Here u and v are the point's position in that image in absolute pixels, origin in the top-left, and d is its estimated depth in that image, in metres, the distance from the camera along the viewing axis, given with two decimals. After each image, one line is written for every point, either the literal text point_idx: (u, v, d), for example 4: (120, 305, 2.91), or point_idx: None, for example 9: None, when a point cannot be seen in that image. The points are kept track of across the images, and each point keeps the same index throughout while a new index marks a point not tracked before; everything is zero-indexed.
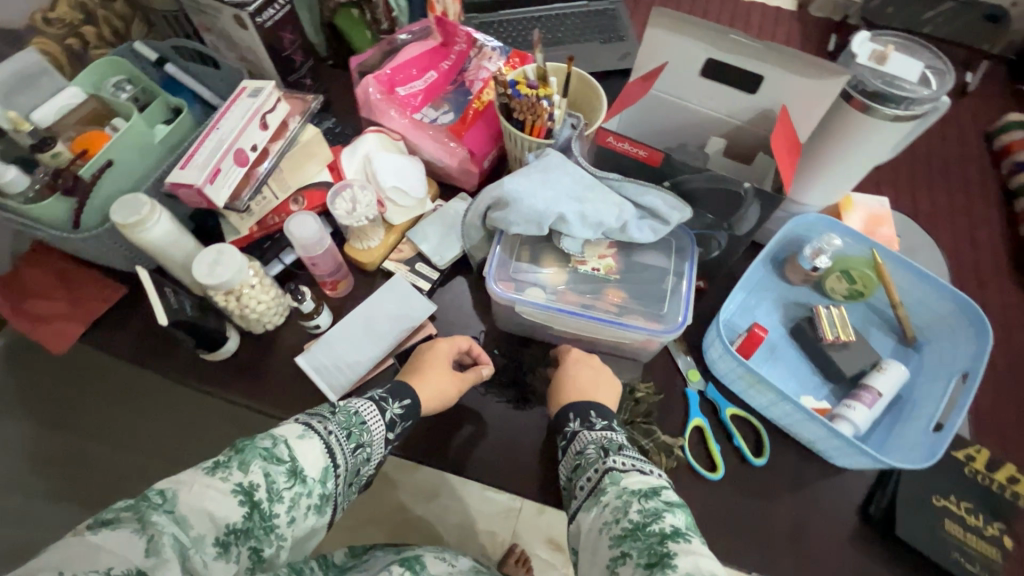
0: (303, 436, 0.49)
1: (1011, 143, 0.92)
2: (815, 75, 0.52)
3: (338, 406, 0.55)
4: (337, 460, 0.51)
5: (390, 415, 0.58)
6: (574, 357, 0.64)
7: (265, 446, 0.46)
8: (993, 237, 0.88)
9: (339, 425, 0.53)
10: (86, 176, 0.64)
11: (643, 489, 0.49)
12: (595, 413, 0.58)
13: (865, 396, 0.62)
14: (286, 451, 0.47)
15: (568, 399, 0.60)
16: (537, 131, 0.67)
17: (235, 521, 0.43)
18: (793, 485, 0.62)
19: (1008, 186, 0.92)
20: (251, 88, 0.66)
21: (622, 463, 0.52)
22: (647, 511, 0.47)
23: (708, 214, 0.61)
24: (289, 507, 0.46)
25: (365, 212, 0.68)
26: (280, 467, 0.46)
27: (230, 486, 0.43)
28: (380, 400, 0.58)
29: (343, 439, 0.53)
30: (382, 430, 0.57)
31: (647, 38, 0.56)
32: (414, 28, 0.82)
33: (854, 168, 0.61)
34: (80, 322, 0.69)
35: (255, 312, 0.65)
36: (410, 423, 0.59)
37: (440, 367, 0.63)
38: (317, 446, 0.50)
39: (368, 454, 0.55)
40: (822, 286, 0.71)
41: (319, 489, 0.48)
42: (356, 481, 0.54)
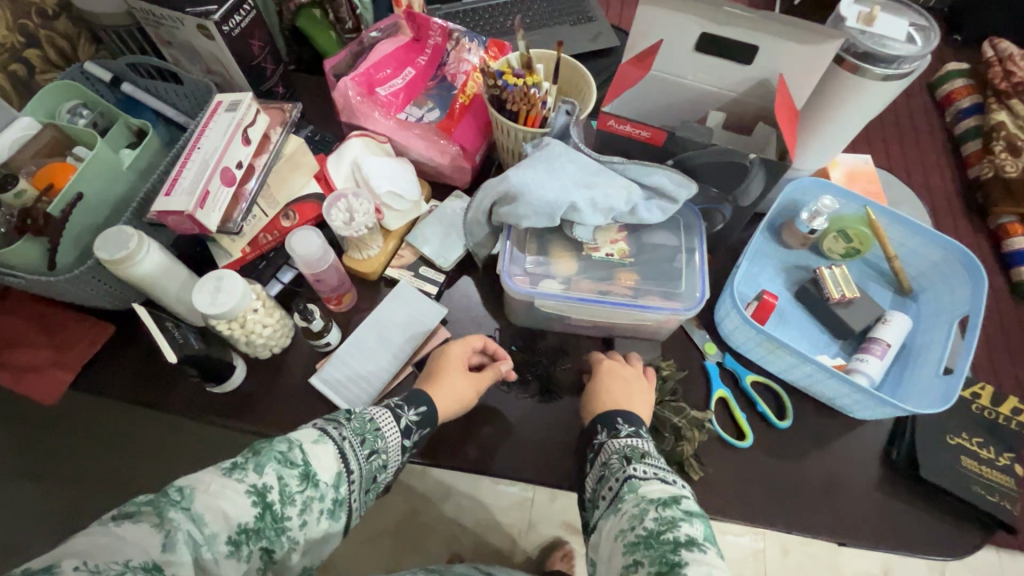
0: (319, 440, 0.46)
1: (953, 91, 1.01)
2: (811, 40, 0.53)
3: (354, 413, 0.52)
4: (351, 466, 0.47)
5: (405, 422, 0.55)
6: (608, 368, 0.62)
7: (280, 450, 0.44)
8: (943, 181, 0.97)
9: (353, 429, 0.50)
10: (54, 213, 0.60)
11: (663, 497, 0.48)
12: (620, 421, 0.57)
13: (875, 348, 0.65)
14: (300, 455, 0.44)
15: (598, 410, 0.59)
16: (532, 121, 0.66)
17: (247, 521, 0.40)
18: (819, 442, 0.64)
19: (953, 133, 1.00)
20: (227, 102, 0.62)
21: (643, 471, 0.51)
22: (663, 519, 0.45)
23: (713, 187, 0.62)
24: (301, 510, 0.43)
25: (364, 221, 0.65)
26: (293, 470, 0.43)
27: (244, 487, 0.41)
28: (394, 407, 0.55)
29: (357, 445, 0.49)
30: (398, 439, 0.53)
31: (639, 18, 0.56)
32: (384, 25, 0.78)
33: (847, 128, 0.61)
34: (68, 368, 0.64)
35: (262, 337, 0.62)
36: (427, 430, 0.56)
37: (455, 370, 0.61)
38: (332, 451, 0.46)
39: (384, 461, 0.52)
40: (820, 248, 0.74)
41: (331, 494, 0.45)
42: (372, 489, 0.51)
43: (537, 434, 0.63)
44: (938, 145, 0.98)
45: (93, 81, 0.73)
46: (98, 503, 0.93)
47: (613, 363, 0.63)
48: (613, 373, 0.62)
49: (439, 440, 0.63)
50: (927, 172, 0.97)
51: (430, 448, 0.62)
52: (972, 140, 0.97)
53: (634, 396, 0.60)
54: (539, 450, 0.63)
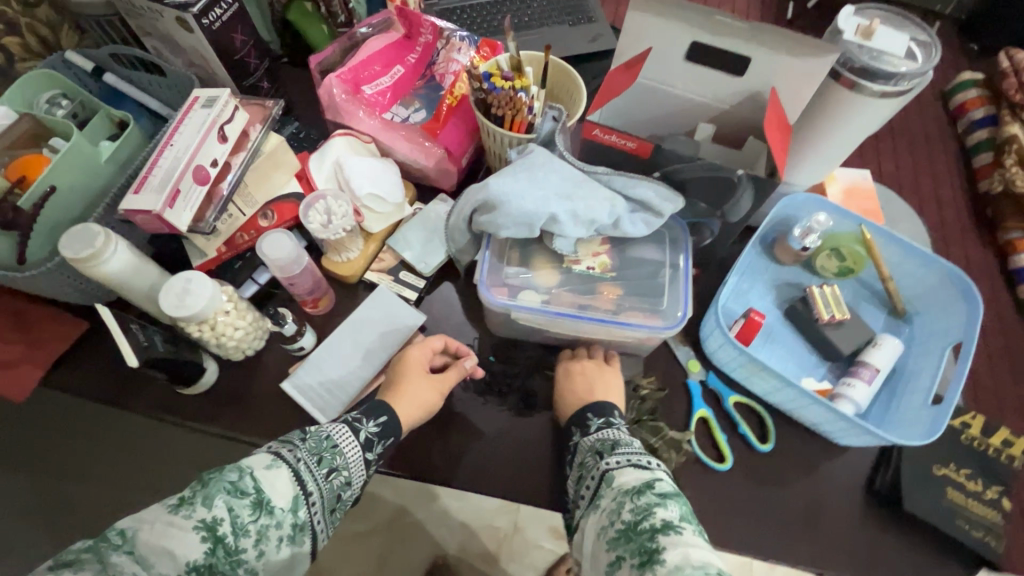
0: (272, 465, 0.46)
1: (966, 102, 0.97)
2: (807, 55, 0.50)
3: (309, 431, 0.51)
4: (309, 488, 0.47)
5: (365, 435, 0.54)
6: (582, 370, 0.62)
7: (230, 480, 0.43)
8: (956, 193, 0.93)
9: (308, 449, 0.49)
10: (26, 207, 0.58)
11: (638, 485, 0.48)
12: (591, 415, 0.57)
13: (863, 372, 0.63)
14: (251, 483, 0.44)
15: (569, 412, 0.59)
16: (518, 127, 0.64)
17: (196, 558, 0.39)
18: (803, 468, 0.62)
19: (966, 143, 0.96)
20: (204, 98, 0.61)
21: (616, 462, 0.51)
22: (639, 508, 0.46)
23: (701, 203, 0.59)
24: (257, 540, 0.43)
25: (341, 224, 0.64)
26: (244, 500, 0.42)
27: (192, 523, 0.40)
28: (353, 421, 0.54)
29: (314, 465, 0.49)
30: (359, 454, 0.53)
31: (628, 23, 0.53)
32: (374, 20, 0.76)
33: (844, 145, 0.59)
34: (39, 365, 0.63)
35: (234, 339, 0.60)
36: (391, 441, 0.55)
37: (413, 373, 0.60)
38: (286, 476, 0.46)
39: (347, 478, 0.51)
40: (813, 265, 0.71)
41: (289, 520, 0.45)
42: (338, 507, 0.50)
43: (513, 449, 0.62)
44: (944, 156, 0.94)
45: (75, 71, 0.71)
46: (78, 496, 0.92)
47: (569, 362, 0.63)
48: (570, 372, 0.62)
49: (413, 452, 0.61)
50: (937, 185, 0.93)
51: (402, 459, 0.61)
52: (984, 152, 0.93)
53: (596, 387, 0.60)
54: (514, 464, 0.61)
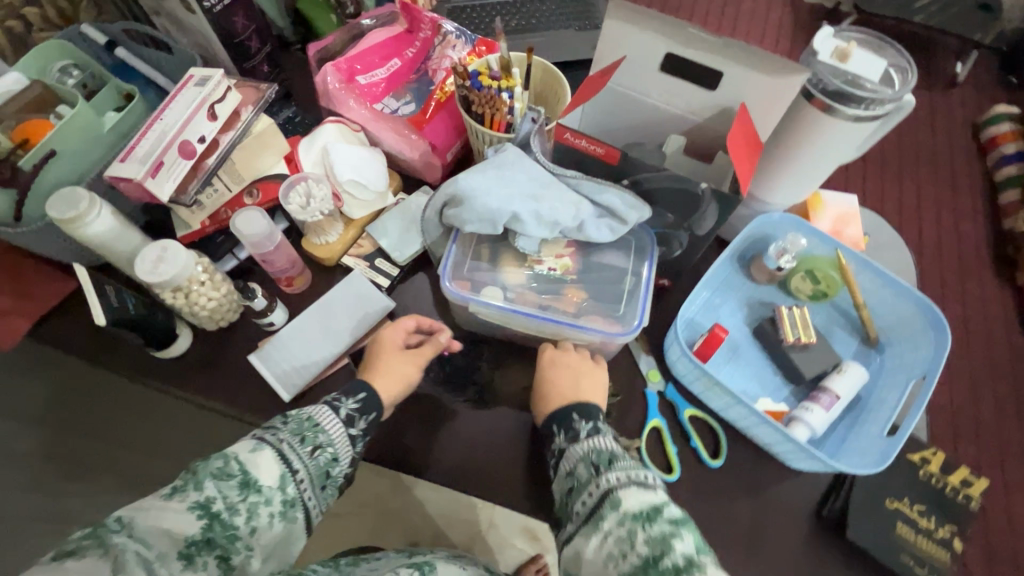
0: (256, 448, 0.48)
1: (998, 135, 0.94)
2: (776, 73, 0.50)
3: (290, 415, 0.53)
4: (295, 466, 0.49)
5: (346, 411, 0.55)
6: (553, 362, 0.61)
7: (215, 465, 0.46)
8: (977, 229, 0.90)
9: (291, 430, 0.51)
10: (26, 167, 0.62)
11: (645, 511, 0.47)
12: (578, 417, 0.56)
13: (823, 398, 0.62)
14: (237, 466, 0.47)
15: (553, 407, 0.58)
16: (497, 125, 0.66)
17: (193, 534, 0.42)
18: (751, 487, 0.62)
19: (994, 179, 0.94)
20: (198, 77, 0.64)
21: (616, 479, 0.50)
22: (654, 540, 0.45)
23: (669, 214, 0.60)
24: (248, 517, 0.45)
25: (319, 207, 0.66)
26: (230, 481, 0.45)
27: (186, 505, 0.43)
28: (332, 401, 0.55)
29: (298, 445, 0.51)
30: (343, 431, 0.54)
31: (605, 31, 0.54)
32: (377, 13, 0.79)
33: (819, 166, 0.59)
34: (26, 317, 0.67)
35: (206, 308, 0.63)
36: (373, 414, 0.56)
37: (390, 354, 0.61)
38: (270, 456, 0.48)
39: (333, 454, 0.53)
40: (787, 286, 0.71)
41: (278, 496, 0.47)
42: (330, 483, 0.52)
43: (464, 439, 0.63)
44: (970, 192, 0.92)
45: (91, 44, 0.75)
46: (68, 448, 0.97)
47: (554, 352, 0.62)
48: (555, 363, 0.61)
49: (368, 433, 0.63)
50: (959, 218, 0.91)
51: None
52: (1011, 189, 0.91)
53: (582, 384, 0.59)
54: (463, 455, 0.62)
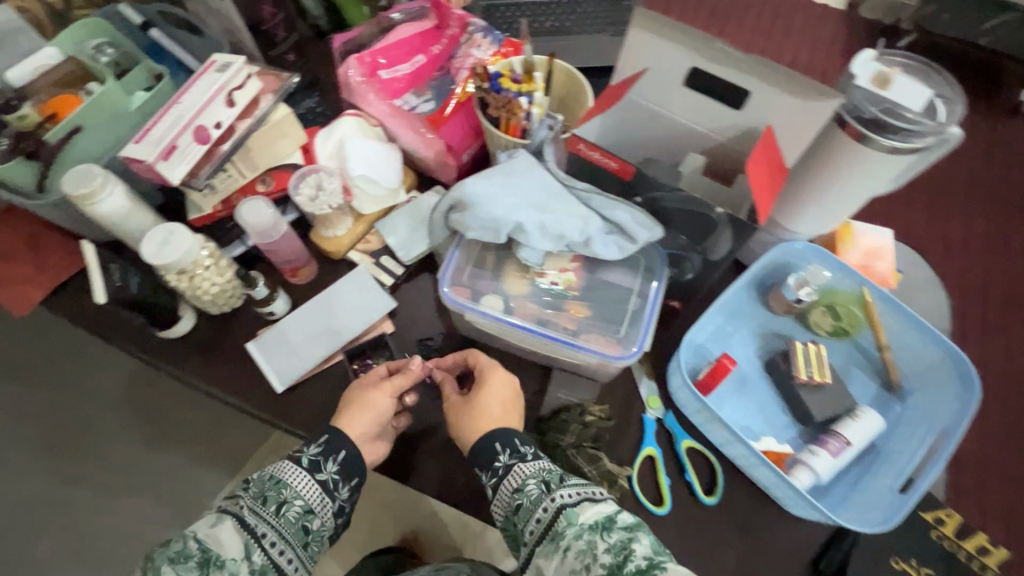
0: (216, 522, 0.52)
1: None
2: (806, 96, 0.47)
3: (252, 480, 0.56)
4: (259, 531, 0.52)
5: (308, 459, 0.57)
6: (493, 382, 0.59)
7: (174, 548, 0.49)
8: None
9: (252, 496, 0.54)
10: (51, 141, 0.63)
11: (601, 521, 0.49)
12: (520, 441, 0.56)
13: (831, 443, 0.58)
14: (196, 544, 0.50)
15: (474, 433, 0.57)
16: (513, 130, 0.63)
17: None
18: (742, 529, 0.58)
19: None
20: (219, 63, 0.65)
21: (569, 495, 0.51)
22: (616, 548, 0.47)
23: (682, 236, 0.57)
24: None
25: (328, 200, 0.65)
26: (189, 562, 0.49)
27: None
28: (292, 453, 0.57)
29: (260, 506, 0.53)
30: (310, 480, 0.56)
31: (628, 41, 0.52)
32: (406, 8, 0.78)
33: (848, 198, 0.55)
34: (44, 287, 0.69)
35: (209, 293, 0.63)
36: (338, 454, 0.57)
37: (361, 393, 0.60)
38: (231, 527, 0.51)
39: (302, 506, 0.55)
40: (805, 319, 0.67)
41: (245, 566, 0.50)
42: (311, 537, 0.55)
43: (449, 448, 0.62)
44: None
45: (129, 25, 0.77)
46: None
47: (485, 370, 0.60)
48: (485, 386, 0.59)
49: None
50: None
51: None
52: None
53: (506, 411, 0.58)
54: (447, 462, 0.62)
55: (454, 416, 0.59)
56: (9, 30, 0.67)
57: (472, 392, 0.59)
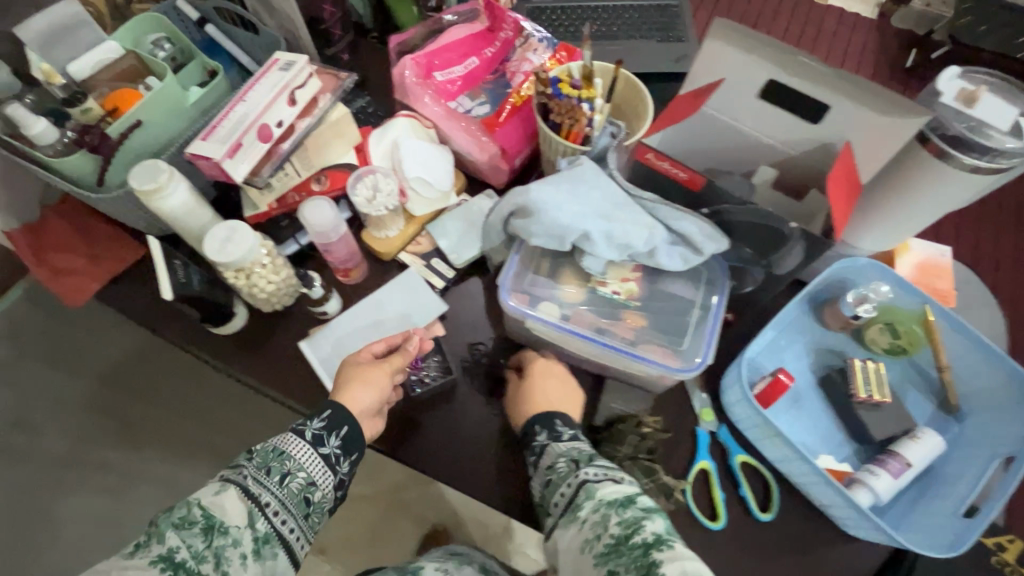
0: (220, 490, 0.48)
1: None
2: (893, 113, 0.46)
3: (256, 449, 0.52)
4: (263, 500, 0.49)
5: (312, 433, 0.54)
6: (541, 368, 0.61)
7: (178, 514, 0.45)
8: None
9: (256, 465, 0.51)
10: (113, 135, 0.63)
11: (620, 498, 0.48)
12: (561, 422, 0.57)
13: (892, 463, 0.58)
14: (200, 511, 0.46)
15: (526, 415, 0.58)
16: (573, 137, 0.63)
17: None
18: (795, 547, 0.58)
19: None
20: (282, 62, 0.65)
21: (594, 473, 0.51)
22: (627, 522, 0.46)
23: (746, 248, 0.56)
24: (217, 562, 0.45)
25: (385, 202, 0.66)
26: (193, 529, 0.45)
27: (149, 560, 0.43)
28: (297, 425, 0.54)
29: (264, 477, 0.50)
30: (313, 453, 0.53)
31: (704, 51, 0.51)
32: (460, 10, 0.78)
33: (922, 216, 0.54)
34: (96, 279, 0.69)
35: (265, 292, 0.64)
36: (345, 429, 0.55)
37: (361, 368, 0.59)
38: (235, 494, 0.48)
39: (307, 479, 0.52)
40: (861, 336, 0.66)
41: (248, 535, 0.47)
42: (313, 509, 0.52)
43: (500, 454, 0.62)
44: None
45: (182, 19, 0.77)
46: None
47: (546, 362, 0.62)
48: (544, 373, 0.61)
49: (404, 435, 0.63)
50: None
51: (394, 440, 0.62)
52: None
53: (561, 397, 0.60)
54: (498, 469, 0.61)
55: (508, 404, 0.62)
56: (72, 22, 0.67)
57: (522, 383, 0.61)
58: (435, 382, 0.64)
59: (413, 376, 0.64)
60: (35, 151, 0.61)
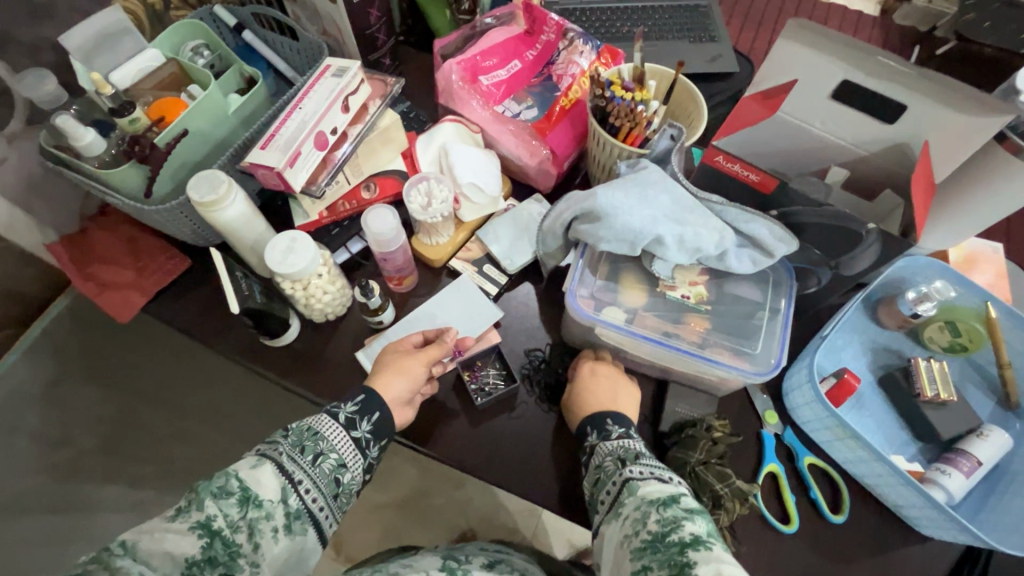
0: (257, 464, 0.46)
1: None
2: (974, 111, 0.46)
3: (291, 427, 0.50)
4: (297, 477, 0.47)
5: (345, 416, 0.53)
6: (585, 370, 0.60)
7: (216, 483, 0.43)
8: None
9: (291, 442, 0.49)
10: (160, 145, 0.61)
11: (663, 498, 0.47)
12: (611, 420, 0.55)
13: (962, 462, 0.57)
14: (237, 483, 0.44)
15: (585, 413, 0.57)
16: (632, 139, 0.62)
17: (194, 554, 0.40)
18: (871, 549, 0.57)
19: None
20: (335, 67, 0.64)
21: (639, 472, 0.50)
22: (667, 520, 0.45)
23: (816, 250, 0.56)
24: (251, 533, 0.43)
25: (440, 209, 0.65)
26: (231, 499, 0.43)
27: (188, 525, 0.41)
28: (331, 407, 0.53)
29: (298, 456, 0.48)
30: (346, 436, 0.52)
31: (775, 52, 0.51)
32: (499, 13, 0.76)
33: (993, 216, 0.53)
34: (144, 292, 0.68)
35: (320, 303, 0.62)
36: (376, 415, 0.53)
37: (394, 357, 0.57)
38: (271, 470, 0.46)
39: (338, 460, 0.50)
40: (919, 334, 0.66)
41: (281, 510, 0.45)
42: (342, 491, 0.50)
43: (567, 462, 0.60)
44: None
45: (219, 24, 0.75)
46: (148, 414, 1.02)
47: (594, 362, 0.61)
48: (594, 374, 0.60)
49: (466, 444, 0.61)
50: None
51: (458, 452, 0.61)
52: None
53: (618, 395, 0.58)
54: (567, 477, 0.59)
55: (563, 407, 0.60)
56: (116, 30, 0.65)
57: (570, 390, 0.60)
58: (495, 391, 0.63)
59: (473, 385, 0.63)
60: (83, 163, 0.59)
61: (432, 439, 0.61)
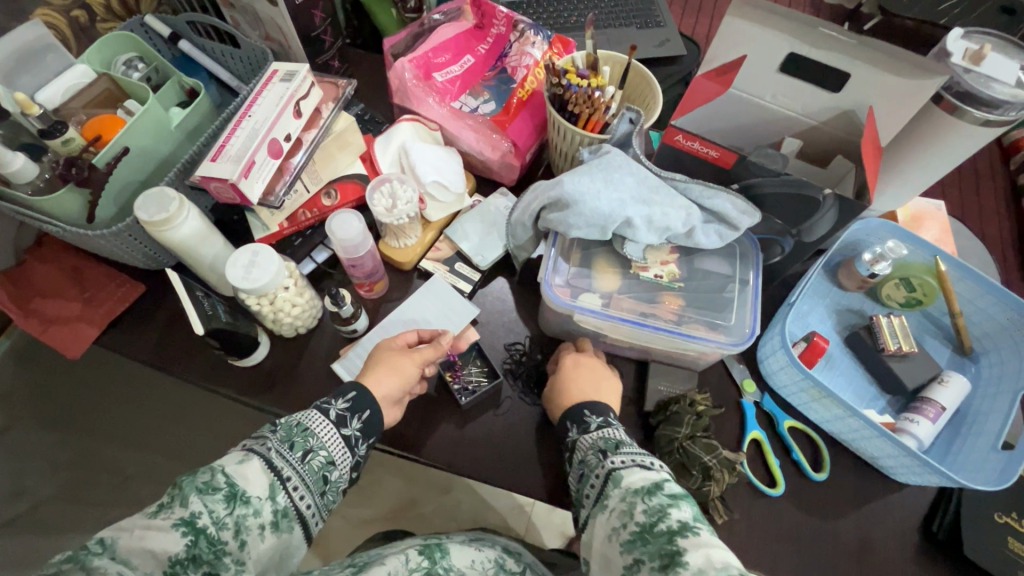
0: (243, 459, 0.44)
1: None
2: (914, 76, 0.48)
3: (280, 423, 0.49)
4: (285, 473, 0.45)
5: (335, 413, 0.51)
6: (571, 362, 0.60)
7: (200, 479, 0.41)
8: None
9: (279, 438, 0.47)
10: (99, 166, 0.57)
11: (646, 485, 0.46)
12: (587, 411, 0.54)
13: (928, 410, 0.60)
14: (224, 478, 0.42)
15: (564, 408, 0.56)
16: (592, 126, 0.62)
17: (177, 552, 0.38)
18: (854, 502, 0.60)
19: None
20: (283, 73, 0.63)
21: (621, 461, 0.49)
22: (653, 509, 0.44)
23: (778, 220, 0.58)
24: (237, 530, 0.41)
25: (405, 210, 0.63)
26: (216, 495, 0.41)
27: (171, 522, 0.39)
28: (321, 403, 0.51)
29: (287, 452, 0.47)
30: (335, 432, 0.50)
31: (725, 29, 0.52)
32: (446, 8, 0.75)
33: (935, 171, 0.57)
34: (96, 324, 0.63)
35: (289, 317, 0.60)
36: (367, 413, 0.52)
37: (388, 355, 0.56)
38: (259, 466, 0.44)
39: (327, 457, 0.49)
40: (877, 293, 0.69)
41: (268, 506, 0.43)
42: (330, 488, 0.49)
43: (559, 454, 0.60)
44: None
45: (151, 35, 0.70)
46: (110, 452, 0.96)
47: (576, 354, 0.61)
48: (576, 365, 0.59)
49: (456, 447, 0.60)
50: None
51: (444, 453, 0.59)
52: None
53: (600, 385, 0.58)
54: (559, 468, 0.59)
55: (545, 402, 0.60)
56: (39, 47, 0.61)
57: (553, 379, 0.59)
58: (479, 389, 0.61)
59: (456, 384, 0.61)
60: (12, 190, 0.55)
61: (419, 443, 0.60)
